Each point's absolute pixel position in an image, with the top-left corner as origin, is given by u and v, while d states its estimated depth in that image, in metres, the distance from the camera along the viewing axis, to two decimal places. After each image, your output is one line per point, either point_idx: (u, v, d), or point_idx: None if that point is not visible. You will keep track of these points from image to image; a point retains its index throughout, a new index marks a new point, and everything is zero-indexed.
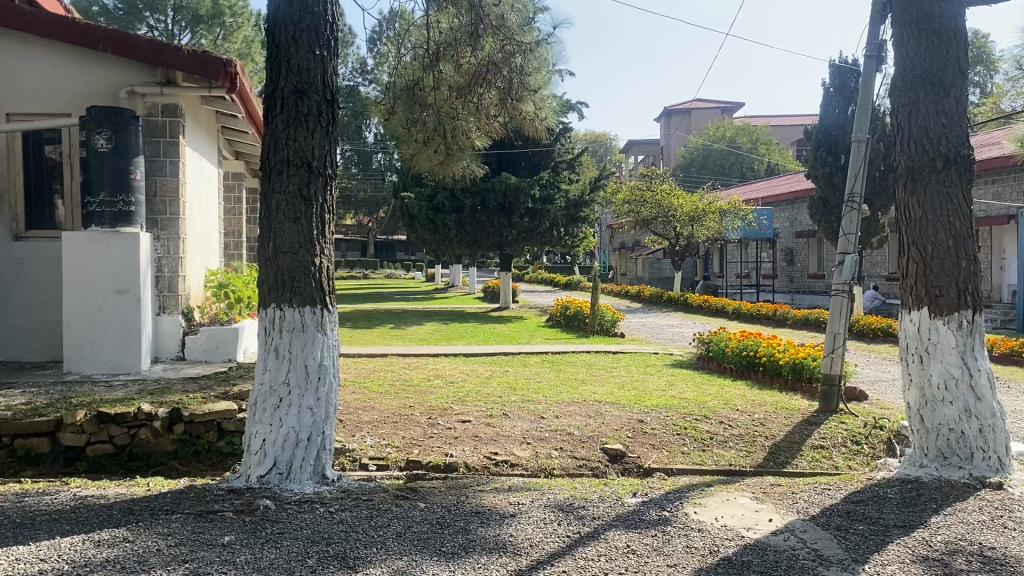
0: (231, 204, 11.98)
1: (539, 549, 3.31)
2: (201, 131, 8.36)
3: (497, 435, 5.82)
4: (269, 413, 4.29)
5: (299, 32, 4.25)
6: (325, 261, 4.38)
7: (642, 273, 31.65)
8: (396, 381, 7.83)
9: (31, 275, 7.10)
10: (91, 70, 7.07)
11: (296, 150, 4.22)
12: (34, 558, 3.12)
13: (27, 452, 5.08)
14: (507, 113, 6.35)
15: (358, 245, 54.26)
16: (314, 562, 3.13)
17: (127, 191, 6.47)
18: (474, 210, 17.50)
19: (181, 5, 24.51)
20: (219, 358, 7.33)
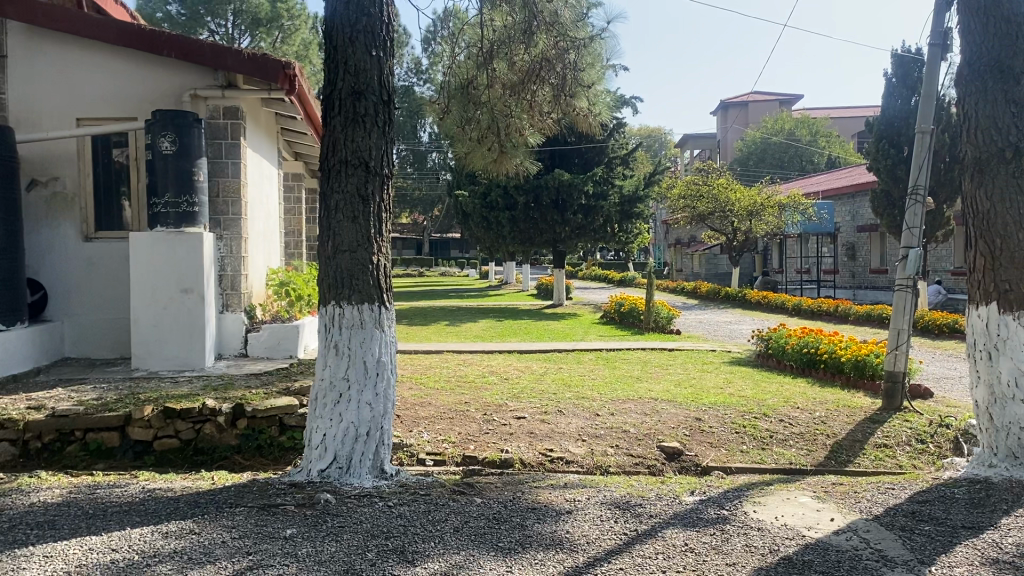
0: (291, 204, 12.19)
1: (596, 546, 3.31)
2: (261, 132, 8.52)
3: (552, 432, 5.82)
4: (330, 407, 4.37)
5: (356, 34, 4.31)
6: (383, 259, 4.44)
7: (698, 269, 31.30)
8: (451, 378, 7.90)
9: (101, 275, 7.33)
10: (156, 74, 7.27)
11: (354, 150, 4.28)
12: (105, 549, 3.23)
13: (98, 446, 5.25)
14: (561, 109, 6.36)
15: (414, 243, 54.76)
16: (374, 555, 3.18)
17: (190, 192, 6.63)
18: (528, 208, 17.53)
19: (241, 10, 24.97)
20: (281, 355, 7.49)
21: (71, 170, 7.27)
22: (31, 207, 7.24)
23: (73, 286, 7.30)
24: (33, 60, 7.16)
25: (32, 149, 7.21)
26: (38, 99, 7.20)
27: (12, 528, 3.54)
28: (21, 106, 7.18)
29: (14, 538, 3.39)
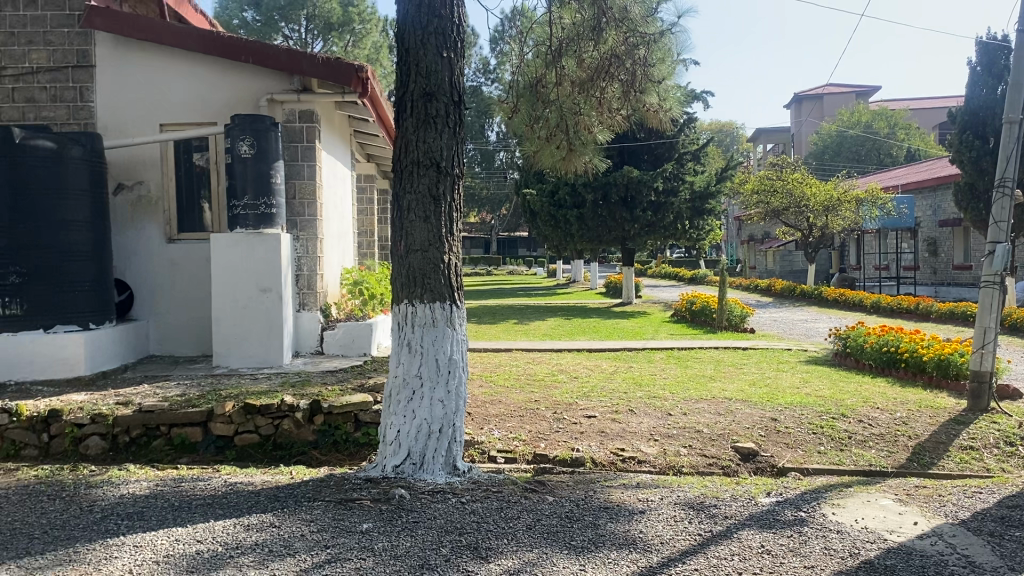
0: (364, 205, 12.39)
1: (670, 547, 3.28)
2: (335, 135, 8.69)
3: (624, 431, 5.79)
4: (403, 404, 4.43)
5: (427, 35, 4.36)
6: (454, 258, 4.48)
7: (772, 267, 30.69)
8: (522, 376, 7.92)
9: (183, 275, 7.58)
10: (234, 79, 7.48)
11: (425, 151, 4.33)
12: (191, 540, 3.34)
13: (182, 440, 5.44)
14: (631, 105, 6.31)
15: (482, 241, 55.10)
16: (448, 550, 3.22)
17: (268, 195, 6.81)
18: (596, 205, 17.47)
19: (314, 15, 25.49)
20: (355, 352, 7.63)
21: (154, 174, 7.54)
22: (118, 210, 7.54)
23: (157, 285, 7.57)
24: (118, 69, 7.44)
25: (119, 155, 7.51)
26: (124, 106, 7.48)
27: (104, 518, 3.70)
28: (108, 113, 7.47)
29: (107, 528, 3.55)
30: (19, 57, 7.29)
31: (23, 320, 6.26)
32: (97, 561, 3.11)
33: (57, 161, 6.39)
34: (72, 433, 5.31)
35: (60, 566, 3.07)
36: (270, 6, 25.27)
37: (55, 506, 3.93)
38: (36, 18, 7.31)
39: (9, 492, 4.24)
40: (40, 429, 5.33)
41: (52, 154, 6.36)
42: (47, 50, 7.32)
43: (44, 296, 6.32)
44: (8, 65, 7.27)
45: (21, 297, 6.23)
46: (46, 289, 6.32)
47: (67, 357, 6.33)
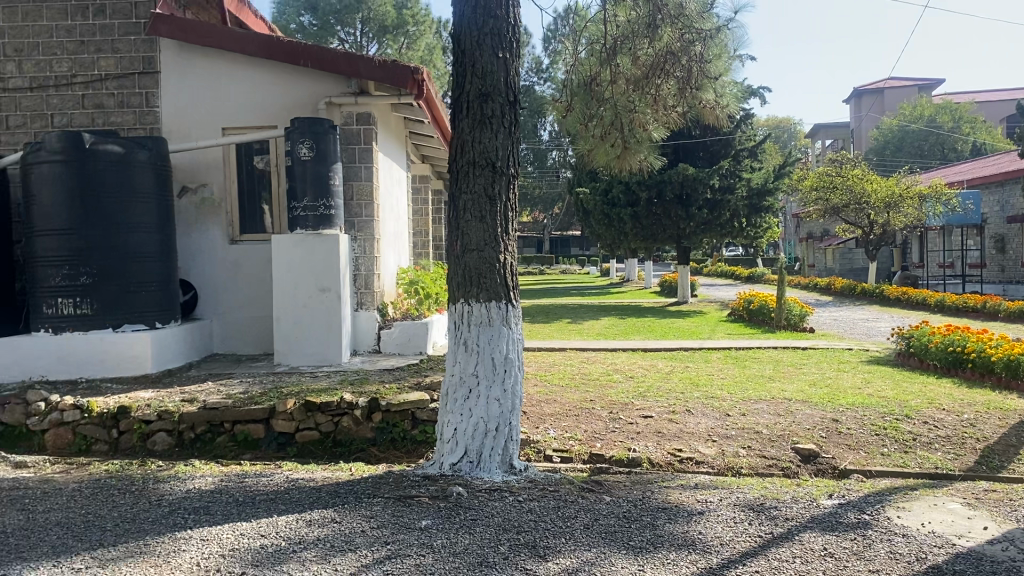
0: (419, 205, 12.50)
1: (730, 548, 3.25)
2: (391, 137, 8.78)
3: (681, 431, 5.74)
4: (460, 403, 4.46)
5: (483, 36, 4.39)
6: (510, 258, 4.49)
7: (831, 265, 30.06)
8: (577, 375, 7.91)
9: (245, 275, 7.75)
10: (293, 83, 7.61)
11: (481, 151, 4.36)
12: (255, 534, 3.42)
13: (245, 436, 5.56)
14: (687, 102, 6.22)
15: (535, 241, 55.09)
16: (507, 548, 3.23)
17: (327, 196, 6.92)
18: (651, 203, 17.34)
19: (369, 18, 25.79)
20: (411, 351, 7.70)
21: (217, 177, 7.71)
22: (182, 212, 7.74)
23: (220, 285, 7.76)
24: (182, 75, 7.63)
25: (183, 159, 7.70)
26: (187, 110, 7.67)
27: (172, 512, 3.80)
28: (172, 118, 7.67)
29: (176, 521, 3.65)
30: (88, 65, 7.58)
31: (93, 319, 6.47)
32: (166, 554, 3.20)
33: (125, 165, 6.58)
34: (140, 429, 5.49)
35: (131, 557, 3.17)
36: (326, 10, 25.68)
37: (126, 500, 4.05)
38: (104, 27, 7.58)
39: (82, 486, 4.39)
40: (110, 425, 5.54)
41: (120, 159, 6.55)
42: (115, 57, 7.58)
43: (113, 296, 6.51)
44: (78, 73, 7.58)
45: (91, 296, 6.44)
46: (114, 289, 6.51)
47: (135, 356, 6.51)
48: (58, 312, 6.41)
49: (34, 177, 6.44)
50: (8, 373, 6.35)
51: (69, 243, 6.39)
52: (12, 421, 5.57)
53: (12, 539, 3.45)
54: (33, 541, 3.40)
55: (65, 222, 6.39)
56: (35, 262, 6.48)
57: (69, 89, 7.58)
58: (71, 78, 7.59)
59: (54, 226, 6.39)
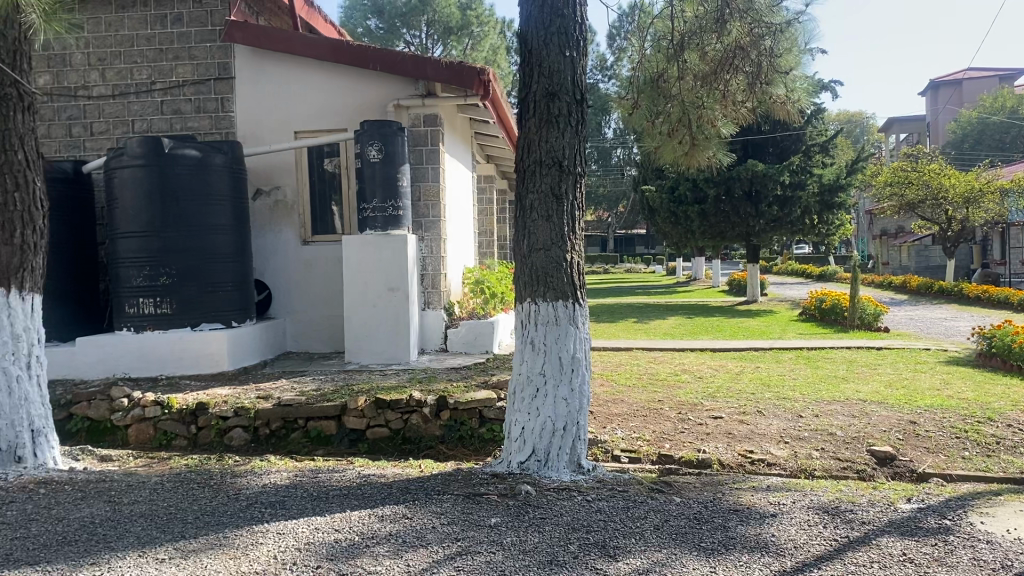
0: (484, 204, 12.56)
1: (804, 552, 3.19)
2: (457, 137, 8.86)
3: (753, 432, 5.65)
4: (527, 402, 4.47)
5: (549, 36, 4.40)
6: (577, 257, 4.48)
7: (908, 263, 29.14)
8: (645, 375, 7.86)
9: (317, 275, 7.91)
10: (362, 86, 7.72)
11: (548, 150, 4.36)
12: (330, 529, 3.49)
13: (318, 433, 5.68)
14: (756, 98, 6.11)
15: (600, 240, 54.85)
16: (577, 548, 3.23)
17: (396, 198, 7.02)
18: (719, 200, 17.11)
19: (434, 20, 26.05)
20: (478, 350, 7.74)
21: (290, 180, 7.90)
22: (257, 215, 7.95)
23: (293, 285, 7.94)
24: (256, 80, 7.83)
25: (257, 163, 7.91)
26: (260, 115, 7.86)
27: (250, 506, 3.91)
28: (246, 123, 7.87)
29: (253, 515, 3.75)
30: (167, 72, 7.86)
31: (172, 318, 6.69)
32: (245, 546, 3.29)
33: (201, 169, 6.77)
34: (217, 426, 5.67)
35: (212, 549, 3.27)
36: (393, 13, 26.04)
37: (206, 493, 4.19)
38: (182, 34, 7.84)
39: (164, 479, 4.55)
40: (190, 421, 5.72)
41: (197, 163, 6.73)
42: (192, 64, 7.85)
43: (190, 295, 6.72)
44: (157, 80, 7.87)
45: (170, 296, 6.66)
46: (192, 290, 6.72)
47: (212, 354, 6.71)
48: (139, 311, 6.66)
49: (116, 182, 6.68)
50: (93, 370, 6.64)
51: (149, 245, 6.62)
52: (98, 416, 5.81)
53: (100, 528, 3.60)
54: (120, 532, 3.54)
55: (144, 225, 6.61)
56: (118, 262, 6.74)
57: (149, 95, 7.87)
58: (151, 85, 7.88)
59: (134, 228, 6.63)
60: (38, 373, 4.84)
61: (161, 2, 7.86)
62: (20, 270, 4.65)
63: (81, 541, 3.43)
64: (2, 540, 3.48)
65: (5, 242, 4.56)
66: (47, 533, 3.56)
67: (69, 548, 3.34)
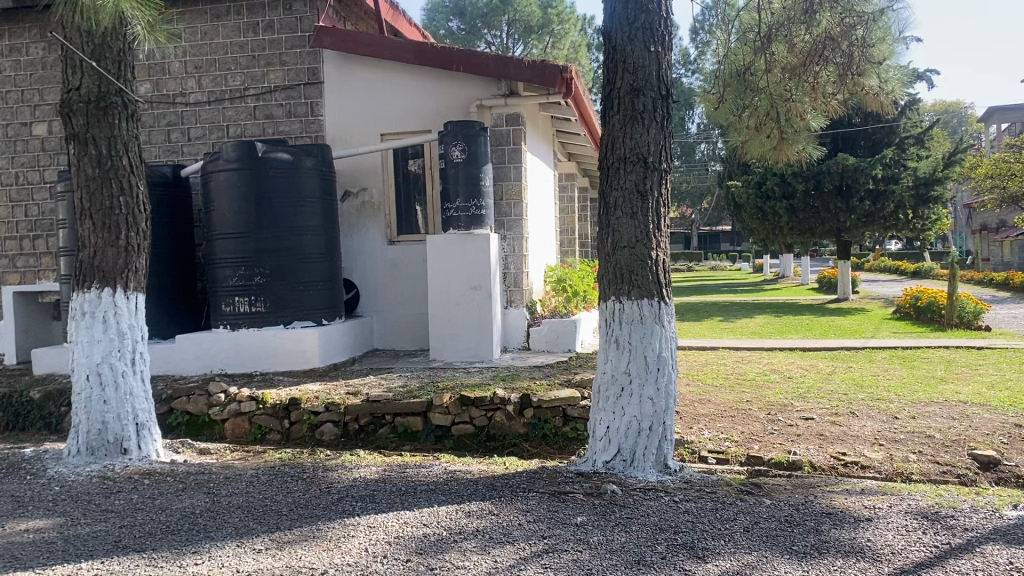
0: (565, 203, 12.55)
1: (903, 558, 3.08)
2: (538, 135, 8.86)
3: (846, 434, 5.49)
4: (612, 401, 4.45)
5: (634, 31, 4.36)
6: (663, 254, 4.43)
7: (1011, 258, 27.80)
8: (732, 375, 7.73)
9: (402, 274, 8.04)
10: (446, 86, 7.80)
11: (633, 147, 4.33)
12: (418, 523, 3.55)
13: (405, 429, 5.77)
14: (847, 90, 5.92)
15: (683, 237, 54.14)
16: (665, 548, 3.20)
17: (479, 197, 7.07)
18: (808, 195, 16.67)
19: (515, 19, 26.16)
20: (560, 348, 7.72)
21: (376, 181, 8.05)
22: (345, 215, 8.13)
23: (380, 285, 8.10)
24: (344, 83, 8.01)
25: (344, 165, 8.10)
26: (348, 118, 8.03)
27: (341, 499, 4.00)
28: (333, 126, 8.06)
29: (344, 508, 3.84)
30: (259, 78, 8.12)
31: (265, 317, 6.91)
32: (338, 539, 3.38)
33: (293, 171, 6.96)
34: (309, 420, 5.82)
35: (306, 541, 3.36)
36: (474, 14, 26.32)
37: (299, 486, 4.32)
38: (273, 41, 8.08)
39: (259, 472, 4.70)
40: (283, 416, 5.89)
41: (289, 166, 6.93)
42: (283, 70, 8.07)
43: (283, 295, 6.93)
44: (250, 86, 8.14)
45: (264, 295, 6.88)
46: (285, 289, 6.93)
47: (304, 351, 6.88)
48: (235, 310, 6.91)
49: (213, 185, 6.93)
50: (192, 366, 6.93)
51: (245, 246, 6.85)
52: (197, 411, 6.05)
53: (200, 519, 3.74)
54: (219, 522, 3.68)
55: (240, 226, 6.84)
56: (215, 263, 7.00)
57: (242, 101, 8.14)
58: (244, 91, 8.15)
59: (230, 230, 6.87)
60: (142, 369, 5.06)
61: (253, 10, 8.11)
62: (125, 270, 4.87)
63: (184, 530, 3.58)
64: (111, 527, 3.66)
65: (111, 243, 4.79)
66: (152, 522, 3.72)
67: (173, 537, 3.49)
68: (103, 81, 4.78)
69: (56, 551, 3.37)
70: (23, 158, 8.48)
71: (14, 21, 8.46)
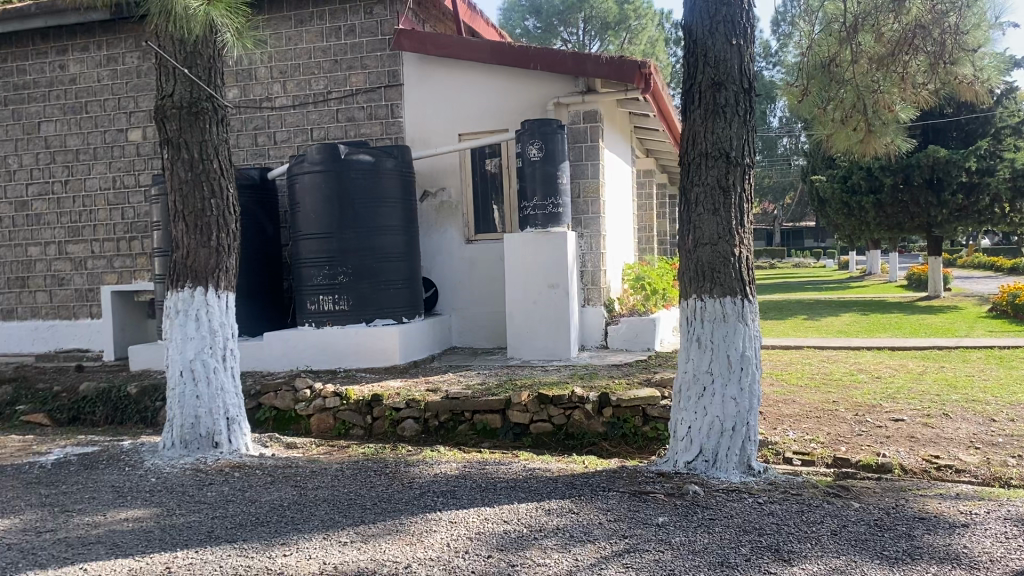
0: (644, 200, 12.43)
1: (1002, 566, 2.95)
2: (616, 132, 8.80)
3: (939, 436, 5.29)
4: (694, 401, 4.40)
5: (715, 25, 4.29)
6: (746, 251, 4.35)
7: None
8: (818, 374, 7.54)
9: (481, 273, 8.10)
10: (524, 85, 7.82)
11: (714, 142, 4.27)
12: (499, 520, 3.57)
13: (484, 426, 5.81)
14: (939, 79, 5.71)
15: (765, 233, 52.98)
16: (748, 550, 3.15)
17: (556, 195, 7.06)
18: (896, 189, 16.13)
19: (592, 16, 26.07)
20: (639, 347, 7.66)
21: (454, 181, 8.14)
22: (424, 215, 8.25)
23: (459, 283, 8.18)
24: (423, 85, 8.11)
25: (424, 165, 8.22)
26: (427, 119, 8.13)
27: (423, 494, 4.06)
28: (413, 127, 8.18)
29: (426, 503, 3.90)
30: (342, 82, 8.30)
31: (348, 315, 7.06)
32: (420, 533, 3.43)
33: (374, 172, 7.09)
34: (391, 416, 5.92)
35: (390, 535, 3.42)
36: (550, 12, 26.42)
37: (382, 481, 4.40)
38: (355, 45, 8.24)
39: (343, 467, 4.81)
40: (366, 412, 6.02)
41: (370, 167, 7.06)
42: (364, 73, 8.23)
43: (365, 293, 7.06)
44: (333, 90, 8.32)
45: (347, 294, 7.03)
46: (367, 288, 7.06)
47: (385, 348, 6.99)
48: (319, 308, 7.08)
49: (298, 187, 7.11)
50: (279, 363, 7.15)
51: (328, 246, 7.01)
52: (283, 406, 6.22)
53: (289, 511, 3.85)
54: (306, 515, 3.78)
55: (324, 226, 7.01)
56: (301, 263, 7.18)
57: (326, 104, 8.34)
58: (328, 94, 8.34)
59: (315, 230, 7.04)
60: (232, 365, 5.23)
61: (336, 15, 8.28)
62: (216, 270, 5.04)
63: (273, 522, 3.69)
64: (204, 518, 3.80)
65: (203, 244, 4.97)
66: (242, 513, 3.85)
67: (263, 528, 3.60)
68: (194, 87, 4.95)
69: (154, 539, 3.52)
70: (121, 163, 8.86)
71: (112, 32, 8.85)
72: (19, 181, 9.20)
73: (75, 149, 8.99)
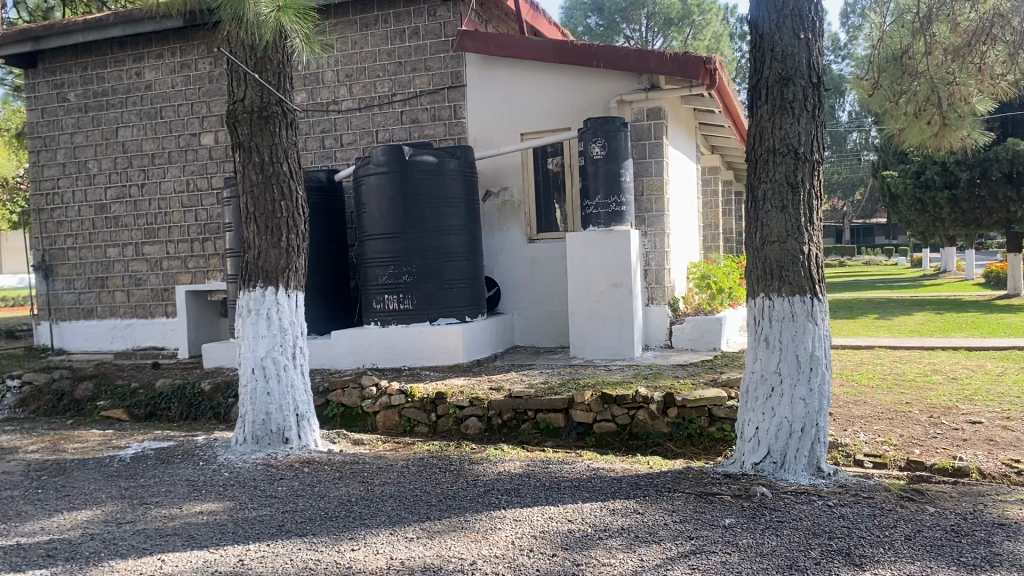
0: (708, 197, 12.27)
1: None
2: (680, 129, 8.70)
3: (1019, 440, 5.10)
4: (761, 402, 4.33)
5: (783, 19, 4.22)
6: (815, 249, 4.27)
7: None
8: (890, 375, 7.34)
9: (544, 272, 8.11)
10: (586, 83, 7.80)
11: (783, 137, 4.19)
12: (564, 519, 3.57)
13: (547, 425, 5.82)
14: (1019, 70, 5.53)
15: (835, 229, 51.74)
16: (819, 554, 3.09)
17: (619, 193, 7.03)
18: (973, 183, 15.60)
19: (655, 12, 25.83)
20: (704, 347, 7.56)
21: (516, 180, 8.16)
22: (488, 215, 8.29)
23: (521, 282, 8.20)
24: (486, 85, 8.15)
25: (488, 165, 8.26)
26: (490, 120, 8.18)
27: (487, 492, 4.09)
28: (476, 127, 8.23)
29: (490, 501, 3.92)
30: (406, 84, 8.40)
31: (412, 313, 7.15)
32: (484, 531, 3.45)
33: (438, 173, 7.16)
34: (455, 414, 5.98)
35: (454, 532, 3.46)
36: (613, 9, 26.31)
37: (447, 479, 4.43)
38: (418, 47, 8.33)
39: (409, 463, 4.87)
40: (430, 409, 6.08)
41: (434, 167, 7.13)
42: (428, 75, 8.32)
43: (429, 292, 7.14)
44: (397, 92, 8.43)
45: (412, 293, 7.12)
46: (431, 287, 7.13)
47: (449, 346, 7.05)
48: (385, 307, 7.19)
49: (364, 187, 7.23)
50: (346, 361, 7.28)
51: (394, 245, 7.11)
52: (350, 404, 6.33)
53: (356, 506, 3.92)
54: (373, 511, 3.83)
55: (389, 226, 7.11)
56: (367, 262, 7.30)
57: (390, 107, 8.45)
58: (392, 97, 8.45)
59: (381, 230, 7.14)
60: (301, 363, 5.34)
61: (400, 18, 8.39)
62: (286, 270, 5.16)
63: (341, 517, 3.76)
64: (275, 512, 3.89)
65: (274, 244, 5.09)
66: (312, 508, 3.93)
67: (331, 523, 3.67)
68: (264, 91, 5.07)
69: (227, 532, 3.62)
70: (194, 167, 9.12)
71: (185, 39, 9.12)
72: (98, 185, 9.54)
73: (151, 153, 9.29)
